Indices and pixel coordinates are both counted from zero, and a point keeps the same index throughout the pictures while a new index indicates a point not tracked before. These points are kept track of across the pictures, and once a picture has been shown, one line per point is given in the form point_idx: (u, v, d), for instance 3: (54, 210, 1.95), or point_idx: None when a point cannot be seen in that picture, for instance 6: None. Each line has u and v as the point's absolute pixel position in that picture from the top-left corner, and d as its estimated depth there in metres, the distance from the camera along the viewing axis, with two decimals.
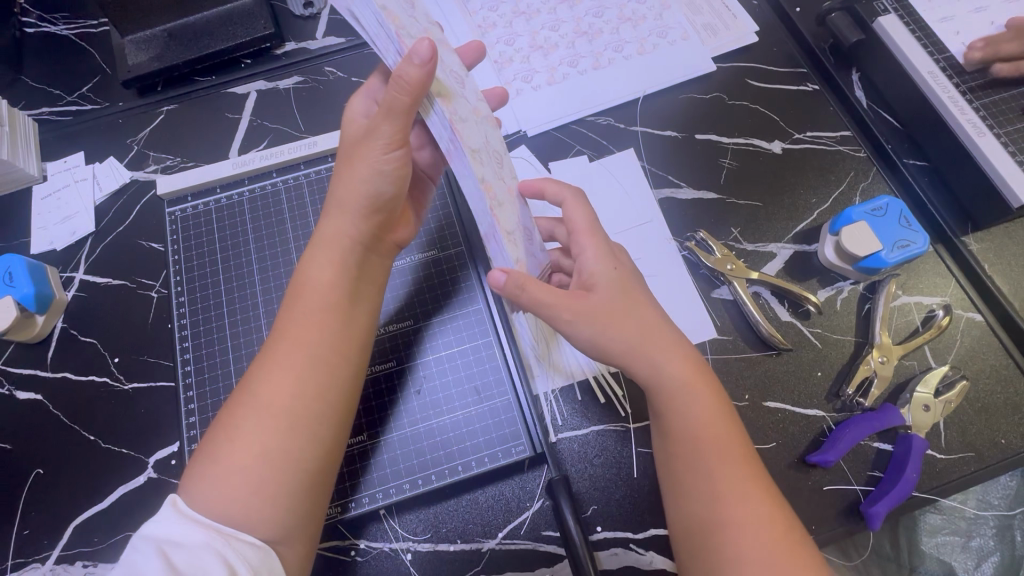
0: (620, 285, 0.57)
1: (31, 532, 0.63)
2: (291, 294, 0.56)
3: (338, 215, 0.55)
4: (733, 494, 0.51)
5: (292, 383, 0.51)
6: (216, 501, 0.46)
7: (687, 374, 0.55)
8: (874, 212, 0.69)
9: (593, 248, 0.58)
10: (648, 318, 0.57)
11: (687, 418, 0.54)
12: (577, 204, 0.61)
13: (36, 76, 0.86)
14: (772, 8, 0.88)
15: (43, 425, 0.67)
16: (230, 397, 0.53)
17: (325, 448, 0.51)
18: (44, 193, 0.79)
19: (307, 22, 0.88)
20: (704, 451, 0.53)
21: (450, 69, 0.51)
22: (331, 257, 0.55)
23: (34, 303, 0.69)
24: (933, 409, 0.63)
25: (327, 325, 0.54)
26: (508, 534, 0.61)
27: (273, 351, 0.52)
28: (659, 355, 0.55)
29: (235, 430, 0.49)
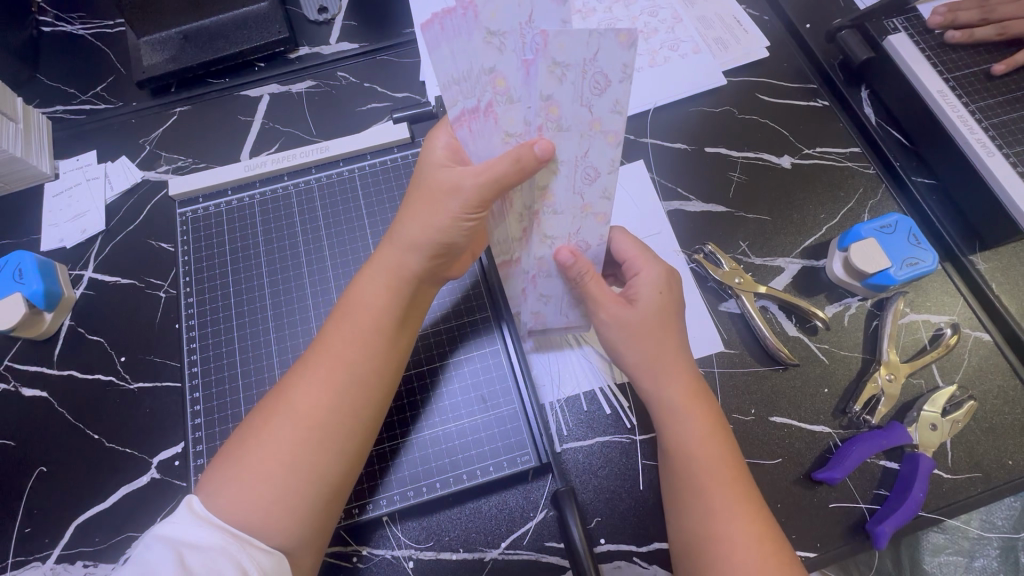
0: (661, 306, 0.58)
1: (32, 529, 0.63)
2: (339, 306, 0.56)
3: (405, 247, 0.55)
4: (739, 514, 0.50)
5: (330, 397, 0.51)
6: (236, 505, 0.47)
7: (688, 397, 0.56)
8: (883, 229, 0.69)
9: (647, 270, 0.59)
10: (666, 341, 0.58)
11: (684, 440, 0.54)
12: (626, 234, 0.62)
13: (52, 74, 0.87)
14: (782, 23, 0.89)
15: (48, 421, 0.67)
16: (265, 398, 0.53)
17: (349, 462, 0.52)
18: (56, 191, 0.79)
19: (321, 28, 0.89)
20: (700, 477, 0.52)
21: (585, 111, 0.47)
22: (388, 282, 0.56)
23: (42, 301, 0.69)
24: (940, 428, 0.63)
25: (364, 341, 0.54)
26: (511, 544, 0.61)
27: (313, 363, 0.53)
28: (662, 378, 0.57)
29: (265, 438, 0.49)
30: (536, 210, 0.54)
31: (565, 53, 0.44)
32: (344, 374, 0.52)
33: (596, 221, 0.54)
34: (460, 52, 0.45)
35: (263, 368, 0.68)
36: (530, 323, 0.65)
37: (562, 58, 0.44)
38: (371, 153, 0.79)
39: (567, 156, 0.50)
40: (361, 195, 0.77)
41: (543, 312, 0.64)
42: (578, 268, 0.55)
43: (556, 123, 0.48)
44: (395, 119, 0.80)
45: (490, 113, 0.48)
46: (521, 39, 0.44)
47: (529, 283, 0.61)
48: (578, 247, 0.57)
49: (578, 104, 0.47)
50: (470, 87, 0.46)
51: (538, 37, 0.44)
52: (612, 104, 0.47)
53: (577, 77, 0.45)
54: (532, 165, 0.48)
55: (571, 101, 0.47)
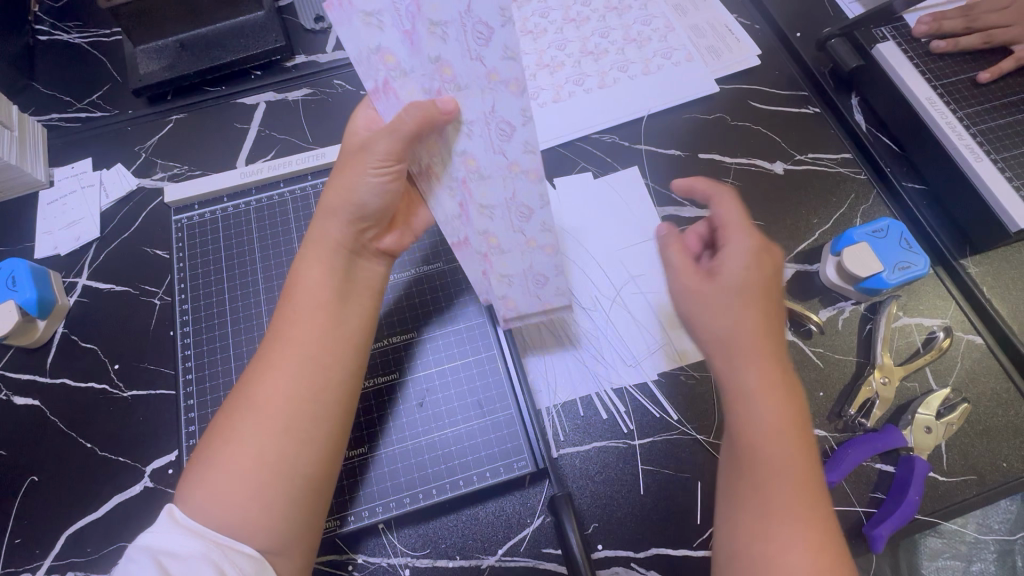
0: (751, 287, 0.54)
1: (22, 540, 0.62)
2: (285, 295, 0.56)
3: (328, 217, 0.56)
4: (785, 508, 0.46)
5: (285, 385, 0.51)
6: (213, 508, 0.46)
7: (764, 383, 0.51)
8: (876, 234, 0.70)
9: (738, 246, 0.55)
10: (749, 322, 0.53)
11: (753, 421, 0.50)
12: (732, 202, 0.58)
13: (48, 83, 0.87)
14: (773, 32, 0.90)
15: (39, 431, 0.67)
16: (227, 397, 0.53)
17: (321, 453, 0.51)
18: (50, 199, 0.79)
19: (317, 36, 0.90)
20: (768, 460, 0.48)
21: (478, 58, 0.41)
22: (321, 260, 0.56)
23: (35, 308, 0.69)
24: (935, 431, 0.63)
25: (317, 326, 0.54)
26: (508, 551, 0.60)
27: (269, 355, 0.53)
28: (743, 355, 0.53)
29: (230, 435, 0.49)
30: (464, 179, 0.49)
31: (438, 11, 0.38)
32: (298, 360, 0.52)
33: (530, 180, 0.47)
34: (346, 40, 0.42)
35: None
36: (504, 310, 0.62)
37: (438, 16, 0.39)
38: None
39: (473, 114, 0.44)
40: None
41: (511, 297, 0.60)
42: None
43: (454, 84, 0.43)
44: None
45: (391, 90, 0.46)
46: (396, 13, 0.41)
47: (488, 264, 0.56)
48: (521, 215, 0.51)
49: (468, 60, 0.41)
50: (366, 69, 0.44)
51: (408, 1, 0.39)
52: (503, 47, 0.39)
53: (459, 27, 0.39)
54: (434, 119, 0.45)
55: (461, 58, 0.41)
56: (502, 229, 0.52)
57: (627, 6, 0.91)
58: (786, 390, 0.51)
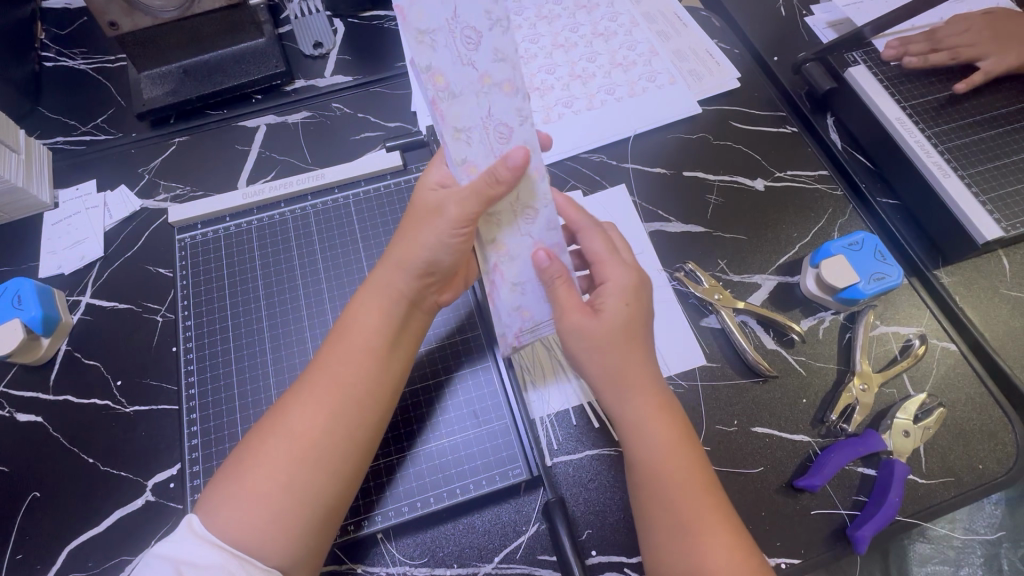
0: (625, 318, 0.58)
1: (24, 556, 0.63)
2: (335, 329, 0.59)
3: (393, 268, 0.58)
4: (715, 525, 0.52)
5: (325, 419, 0.53)
6: (234, 522, 0.48)
7: (650, 411, 0.57)
8: (851, 247, 0.73)
9: (615, 273, 0.60)
10: (630, 352, 0.58)
11: (647, 453, 0.55)
12: (598, 230, 0.62)
13: (53, 107, 0.90)
14: (751, 56, 0.95)
15: (42, 447, 0.68)
16: (263, 416, 0.55)
17: (343, 489, 0.53)
18: (54, 219, 0.81)
19: (316, 62, 0.93)
20: (675, 481, 0.54)
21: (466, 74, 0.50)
22: (378, 304, 0.58)
23: (40, 326, 0.70)
24: (913, 434, 0.66)
25: (363, 367, 0.56)
26: (504, 558, 0.62)
27: (310, 384, 0.55)
28: (624, 391, 0.57)
29: (262, 458, 0.51)
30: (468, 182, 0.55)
31: (426, 20, 0.48)
32: (340, 394, 0.54)
33: (531, 176, 0.55)
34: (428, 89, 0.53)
35: (260, 389, 0.70)
36: (517, 323, 0.61)
37: (426, 26, 0.48)
38: (365, 180, 0.82)
39: (472, 119, 0.52)
40: (356, 221, 0.80)
41: (523, 305, 0.60)
42: (553, 269, 0.57)
43: (448, 91, 0.51)
44: (388, 147, 0.83)
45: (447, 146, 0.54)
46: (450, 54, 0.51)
47: (494, 275, 0.58)
48: (528, 215, 0.57)
49: (460, 66, 0.50)
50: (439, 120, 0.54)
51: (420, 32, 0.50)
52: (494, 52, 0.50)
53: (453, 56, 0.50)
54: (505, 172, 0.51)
55: (452, 66, 0.50)
56: (510, 233, 0.57)
57: (613, 33, 0.95)
58: (669, 414, 0.57)
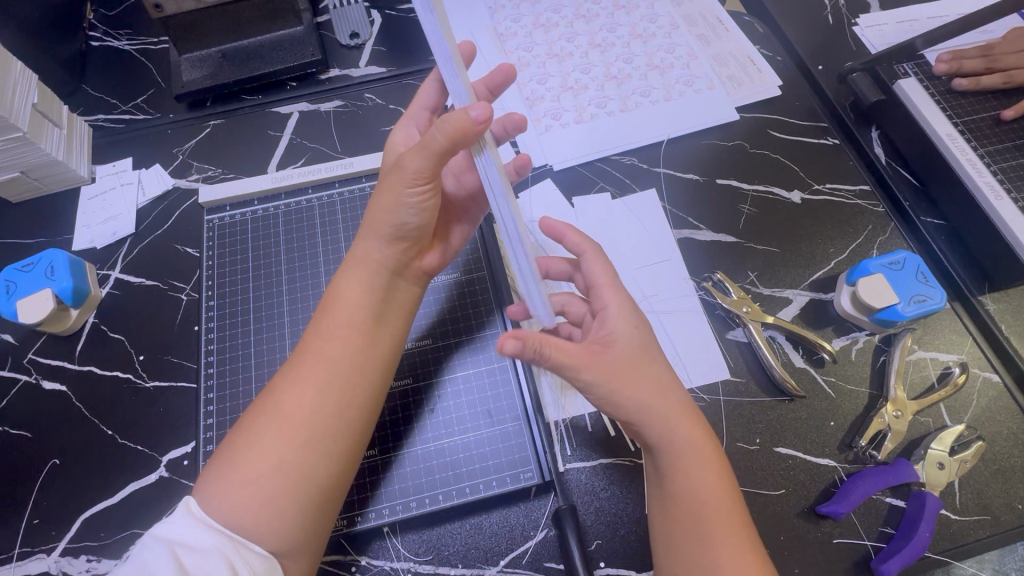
0: (640, 350, 0.57)
1: (39, 521, 0.64)
2: (324, 305, 0.58)
3: (370, 237, 0.57)
4: (731, 555, 0.51)
5: (315, 399, 0.53)
6: (230, 504, 0.48)
7: (697, 438, 0.56)
8: (891, 266, 0.70)
9: (616, 303, 0.59)
10: (654, 377, 0.56)
11: (695, 488, 0.54)
12: (597, 258, 0.62)
13: (97, 86, 0.92)
14: (795, 65, 0.92)
15: (65, 415, 0.69)
16: (257, 400, 0.55)
17: (337, 469, 0.53)
18: (91, 194, 0.83)
19: (352, 51, 0.94)
20: (719, 545, 0.52)
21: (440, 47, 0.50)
22: (360, 276, 0.58)
23: (70, 297, 0.71)
24: (948, 467, 0.62)
25: (350, 343, 0.55)
26: (509, 563, 0.60)
27: (299, 364, 0.55)
28: (666, 423, 0.55)
29: (253, 438, 0.51)
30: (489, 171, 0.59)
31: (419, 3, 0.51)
32: (329, 372, 0.54)
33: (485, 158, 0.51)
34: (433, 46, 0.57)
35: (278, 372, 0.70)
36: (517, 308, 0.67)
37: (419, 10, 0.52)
38: None
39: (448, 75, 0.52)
40: None
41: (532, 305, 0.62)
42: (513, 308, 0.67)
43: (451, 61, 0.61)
44: None
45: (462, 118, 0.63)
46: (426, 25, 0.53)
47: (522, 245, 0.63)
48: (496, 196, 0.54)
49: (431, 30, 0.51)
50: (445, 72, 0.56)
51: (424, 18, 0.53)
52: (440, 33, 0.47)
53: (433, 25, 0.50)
54: (471, 129, 0.48)
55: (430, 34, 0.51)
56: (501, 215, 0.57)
57: (652, 34, 0.93)
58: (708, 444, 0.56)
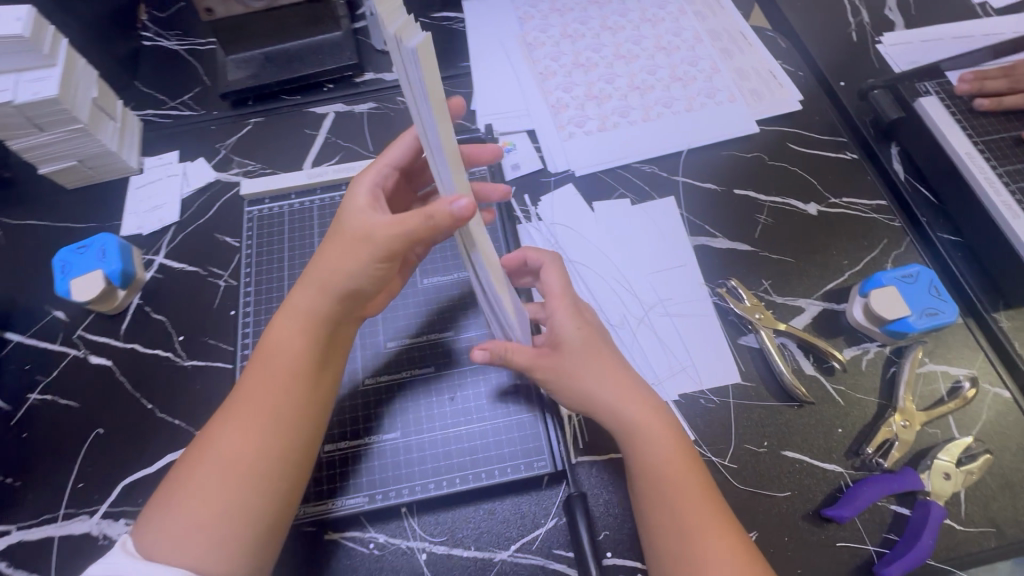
0: (587, 345, 0.61)
1: (84, 485, 0.68)
2: (259, 354, 0.61)
3: (313, 293, 0.60)
4: (706, 529, 0.53)
5: (255, 441, 0.56)
6: (177, 549, 0.51)
7: (651, 418, 0.58)
8: (905, 279, 0.71)
9: (563, 311, 0.62)
10: (602, 363, 0.60)
11: (655, 459, 0.56)
12: (554, 269, 0.65)
13: (147, 83, 0.98)
14: (816, 80, 0.94)
15: (109, 389, 0.74)
16: (195, 445, 0.58)
17: (280, 502, 0.56)
18: (139, 183, 0.88)
19: (385, 57, 0.98)
20: (680, 512, 0.54)
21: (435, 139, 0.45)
22: (300, 326, 0.60)
23: (119, 279, 0.76)
24: (954, 478, 0.63)
25: (291, 390, 0.59)
26: (520, 547, 0.63)
27: (237, 411, 0.57)
28: (619, 403, 0.58)
29: (194, 487, 0.54)
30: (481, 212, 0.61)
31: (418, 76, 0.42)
32: (269, 417, 0.57)
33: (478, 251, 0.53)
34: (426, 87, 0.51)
35: None
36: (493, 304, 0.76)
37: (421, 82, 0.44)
38: None
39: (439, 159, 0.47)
40: None
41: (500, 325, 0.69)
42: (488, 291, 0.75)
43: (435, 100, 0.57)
44: None
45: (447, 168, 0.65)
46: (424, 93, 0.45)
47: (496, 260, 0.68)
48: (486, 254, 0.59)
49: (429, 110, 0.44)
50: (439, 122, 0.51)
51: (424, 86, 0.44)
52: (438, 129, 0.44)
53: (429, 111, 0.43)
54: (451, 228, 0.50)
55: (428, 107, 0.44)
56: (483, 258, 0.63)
57: (676, 47, 0.96)
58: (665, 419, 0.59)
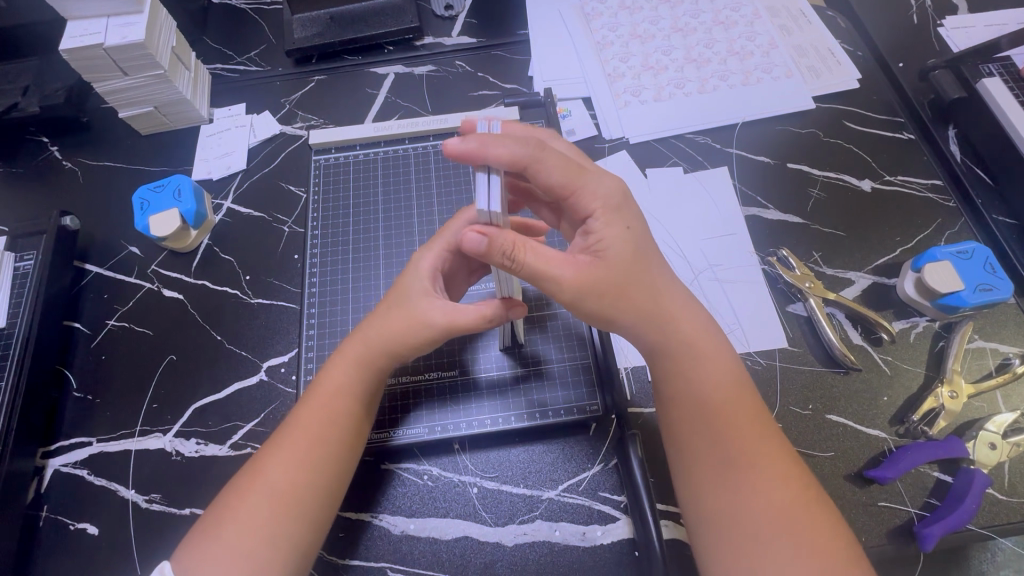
0: (632, 254, 0.56)
1: (158, 406, 0.73)
2: (308, 393, 0.62)
3: (369, 350, 0.61)
4: (761, 467, 0.54)
5: (305, 473, 0.57)
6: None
7: (698, 338, 0.59)
8: (960, 254, 0.71)
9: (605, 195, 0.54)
10: (649, 275, 0.57)
11: (696, 387, 0.58)
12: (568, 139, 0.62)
13: (216, 39, 1.02)
14: (875, 59, 0.94)
15: (180, 320, 0.78)
16: (243, 470, 0.59)
17: (317, 530, 0.57)
18: (208, 132, 0.92)
19: (445, 22, 1.00)
20: (725, 438, 0.56)
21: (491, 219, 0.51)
22: (354, 376, 0.61)
23: (193, 218, 0.80)
24: (1000, 448, 0.64)
25: (340, 428, 0.59)
26: (568, 487, 0.66)
27: (286, 440, 0.58)
28: (669, 321, 0.58)
29: (235, 514, 0.55)
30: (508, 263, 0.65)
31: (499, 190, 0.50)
32: (321, 453, 0.58)
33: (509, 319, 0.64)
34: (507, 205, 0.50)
35: (371, 298, 0.78)
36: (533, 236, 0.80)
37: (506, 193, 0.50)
38: None
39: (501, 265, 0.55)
40: (467, 167, 0.86)
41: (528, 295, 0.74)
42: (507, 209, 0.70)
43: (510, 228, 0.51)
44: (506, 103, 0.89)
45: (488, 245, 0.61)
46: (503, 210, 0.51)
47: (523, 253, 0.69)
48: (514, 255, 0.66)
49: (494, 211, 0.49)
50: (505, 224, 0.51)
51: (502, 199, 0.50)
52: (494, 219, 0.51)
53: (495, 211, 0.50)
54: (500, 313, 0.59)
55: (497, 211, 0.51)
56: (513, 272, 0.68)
57: (734, 22, 0.97)
58: (712, 345, 0.59)
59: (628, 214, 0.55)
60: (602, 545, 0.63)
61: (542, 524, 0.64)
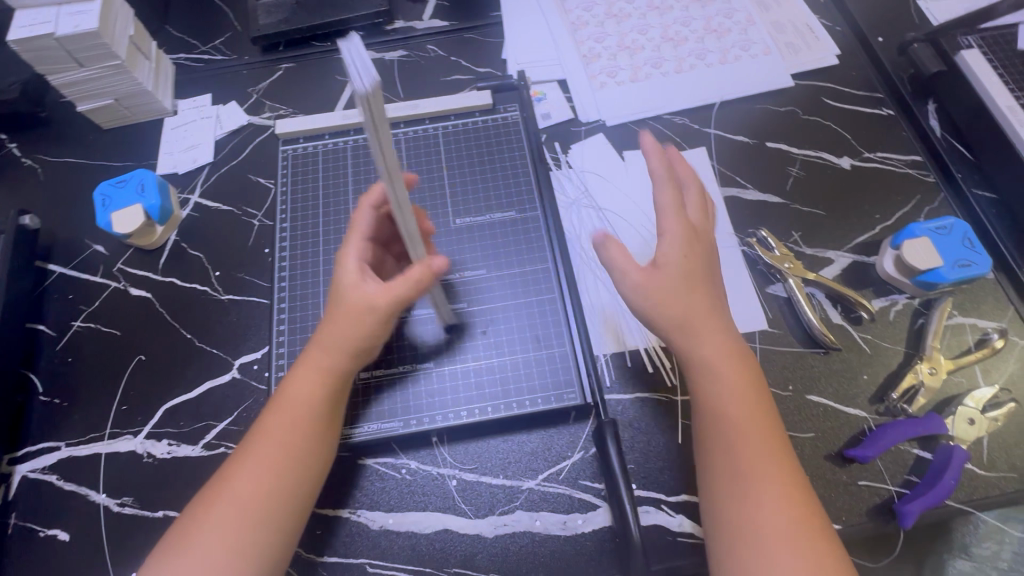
0: (684, 274, 0.59)
1: (127, 408, 0.71)
2: (273, 403, 0.60)
3: (328, 353, 0.59)
4: (767, 478, 0.53)
5: (270, 482, 0.55)
6: None
7: (726, 353, 0.59)
8: (939, 230, 0.71)
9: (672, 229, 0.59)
10: (698, 295, 0.59)
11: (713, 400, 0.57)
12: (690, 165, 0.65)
13: (179, 27, 0.98)
14: (854, 34, 0.92)
15: (148, 319, 0.76)
16: (212, 479, 0.57)
17: (288, 538, 0.56)
18: (173, 124, 0.89)
19: (416, 5, 0.98)
20: (736, 449, 0.55)
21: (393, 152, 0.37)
22: (314, 383, 0.59)
23: (157, 214, 0.78)
24: (978, 423, 0.65)
25: (306, 436, 0.58)
26: (548, 476, 0.65)
27: (253, 449, 0.57)
28: (697, 334, 0.59)
29: (206, 523, 0.53)
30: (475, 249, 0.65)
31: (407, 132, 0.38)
32: (292, 463, 0.56)
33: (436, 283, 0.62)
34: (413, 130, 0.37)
35: None
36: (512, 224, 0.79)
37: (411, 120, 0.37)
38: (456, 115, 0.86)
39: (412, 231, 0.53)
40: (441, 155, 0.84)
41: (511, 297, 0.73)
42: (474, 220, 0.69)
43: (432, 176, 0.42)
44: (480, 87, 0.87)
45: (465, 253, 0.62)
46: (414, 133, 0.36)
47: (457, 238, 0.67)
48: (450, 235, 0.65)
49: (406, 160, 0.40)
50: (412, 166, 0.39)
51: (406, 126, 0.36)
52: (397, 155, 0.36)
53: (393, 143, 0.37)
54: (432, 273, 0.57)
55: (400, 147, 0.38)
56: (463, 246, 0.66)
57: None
58: (738, 361, 0.59)
59: (698, 245, 0.60)
60: (583, 533, 0.62)
61: (522, 514, 0.63)
